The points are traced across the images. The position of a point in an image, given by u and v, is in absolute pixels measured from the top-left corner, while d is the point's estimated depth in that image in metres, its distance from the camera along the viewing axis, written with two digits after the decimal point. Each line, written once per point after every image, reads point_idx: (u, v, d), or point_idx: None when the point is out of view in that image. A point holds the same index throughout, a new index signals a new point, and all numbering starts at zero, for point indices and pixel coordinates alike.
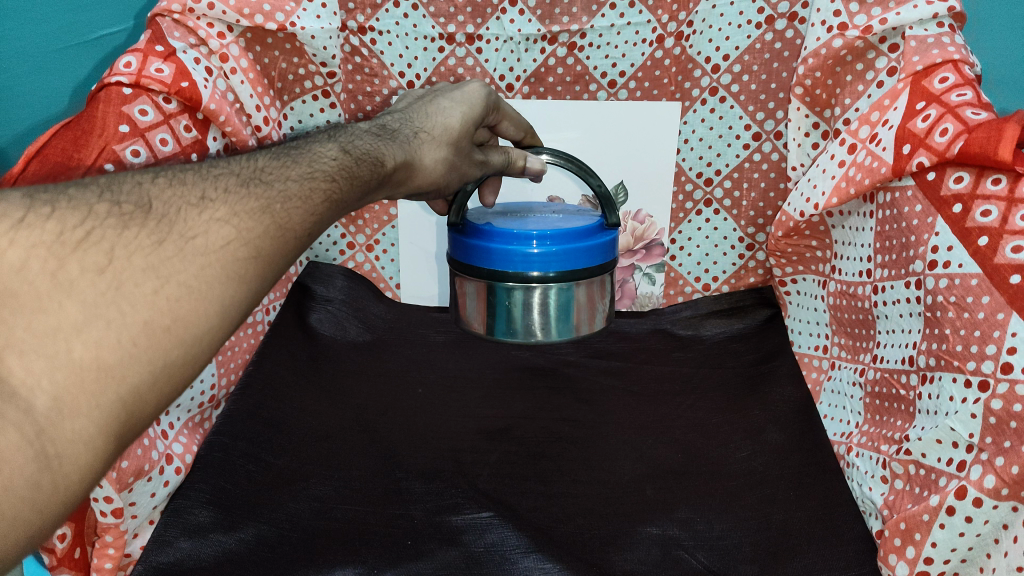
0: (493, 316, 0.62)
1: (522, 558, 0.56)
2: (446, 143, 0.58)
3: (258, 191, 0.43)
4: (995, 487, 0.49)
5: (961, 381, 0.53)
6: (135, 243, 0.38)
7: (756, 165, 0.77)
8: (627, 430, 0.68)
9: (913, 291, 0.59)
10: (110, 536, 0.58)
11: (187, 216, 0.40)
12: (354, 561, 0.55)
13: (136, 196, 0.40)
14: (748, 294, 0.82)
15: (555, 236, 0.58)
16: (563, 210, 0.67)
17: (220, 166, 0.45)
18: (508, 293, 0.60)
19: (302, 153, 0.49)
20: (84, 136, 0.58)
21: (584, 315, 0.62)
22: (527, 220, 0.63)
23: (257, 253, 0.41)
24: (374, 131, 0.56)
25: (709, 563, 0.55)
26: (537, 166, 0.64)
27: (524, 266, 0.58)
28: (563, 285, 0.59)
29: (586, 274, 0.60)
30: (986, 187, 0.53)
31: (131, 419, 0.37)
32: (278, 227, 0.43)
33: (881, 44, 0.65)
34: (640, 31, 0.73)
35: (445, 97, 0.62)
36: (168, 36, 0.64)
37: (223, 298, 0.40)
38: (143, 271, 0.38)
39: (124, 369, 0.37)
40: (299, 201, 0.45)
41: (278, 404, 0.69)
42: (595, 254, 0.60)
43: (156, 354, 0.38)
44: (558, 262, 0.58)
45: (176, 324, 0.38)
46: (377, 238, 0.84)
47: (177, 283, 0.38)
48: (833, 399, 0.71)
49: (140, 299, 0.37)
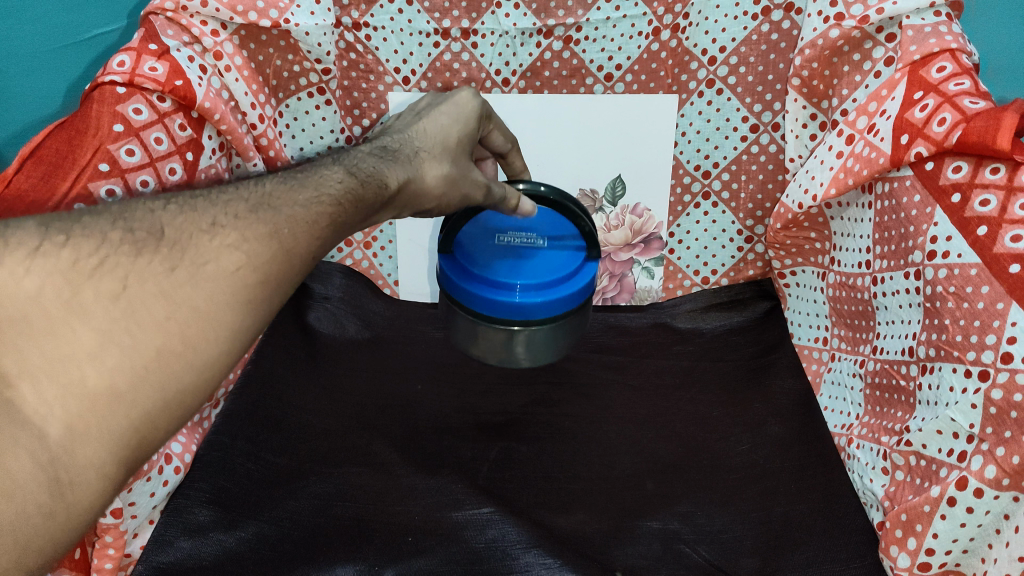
0: (490, 350, 0.65)
1: (522, 554, 0.58)
2: (451, 161, 0.57)
3: (268, 216, 0.43)
4: (995, 477, 0.49)
5: (961, 371, 0.52)
6: (147, 270, 0.39)
7: (753, 158, 0.77)
8: (627, 424, 0.69)
9: (912, 281, 0.59)
10: (109, 536, 0.56)
11: (198, 242, 0.40)
12: (355, 559, 0.57)
13: (149, 222, 0.41)
14: (748, 287, 0.82)
15: (540, 281, 0.60)
16: (545, 225, 0.66)
17: (228, 191, 0.44)
18: (510, 338, 0.63)
19: (308, 177, 0.48)
20: (78, 137, 0.58)
21: (562, 337, 0.65)
22: (514, 254, 0.63)
23: (267, 280, 0.41)
24: (377, 152, 0.55)
25: (710, 556, 0.58)
26: (528, 207, 0.62)
27: (514, 318, 0.60)
28: (546, 325, 0.62)
29: (570, 313, 0.63)
30: (985, 176, 0.53)
31: (144, 440, 0.38)
32: (286, 252, 0.42)
33: (877, 34, 0.64)
34: (636, 23, 0.73)
35: (442, 110, 0.60)
36: (161, 35, 0.63)
37: (233, 324, 0.40)
38: (155, 297, 0.38)
39: (137, 394, 0.38)
40: (307, 225, 0.44)
41: (278, 401, 0.69)
42: (577, 296, 0.62)
43: (167, 380, 0.38)
44: (542, 312, 0.60)
45: (188, 350, 0.39)
46: (374, 236, 0.82)
47: (188, 309, 0.39)
48: (834, 390, 0.70)
49: (151, 326, 0.38)
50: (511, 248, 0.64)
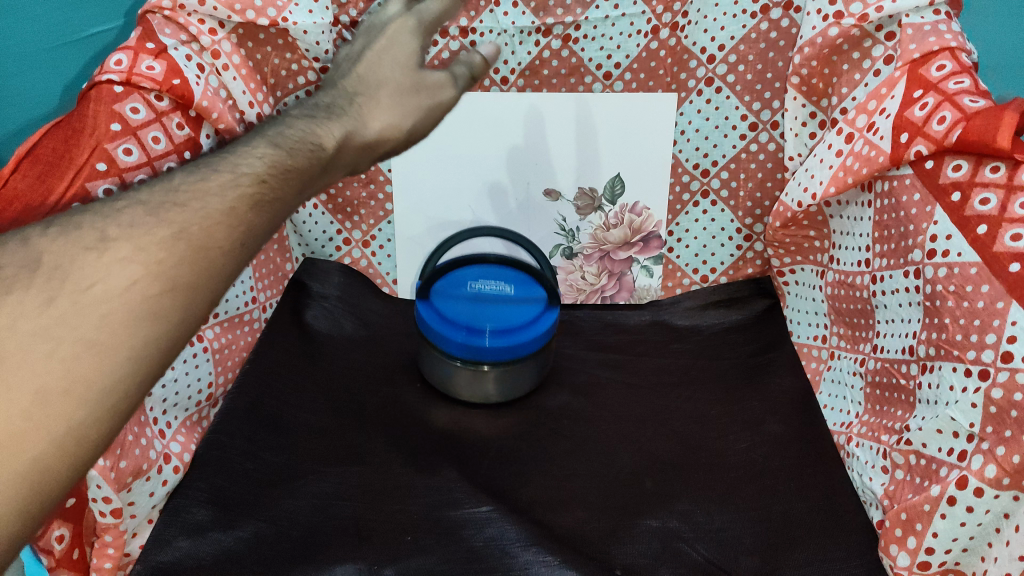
0: (469, 390, 0.69)
1: (522, 552, 0.57)
2: (382, 105, 0.59)
3: (170, 217, 0.45)
4: (995, 477, 0.49)
5: (961, 370, 0.52)
6: (21, 307, 0.38)
7: (752, 156, 0.77)
8: (626, 422, 0.69)
9: (911, 280, 0.59)
10: (108, 536, 0.55)
11: (82, 263, 0.41)
12: (355, 558, 0.56)
13: (21, 255, 0.41)
14: (746, 285, 0.83)
15: (497, 351, 0.66)
16: (511, 284, 0.74)
17: (128, 198, 0.46)
18: (479, 373, 0.68)
19: (219, 164, 0.50)
20: (74, 136, 0.57)
21: (532, 370, 0.70)
22: (479, 309, 0.70)
23: (171, 286, 0.43)
24: (304, 116, 0.57)
25: (710, 555, 0.57)
26: (488, 51, 0.64)
27: (476, 355, 0.67)
28: (499, 370, 0.68)
29: (530, 358, 0.68)
30: (985, 175, 0.53)
31: (42, 486, 0.37)
32: (195, 249, 0.44)
33: (877, 32, 0.64)
34: (635, 21, 0.73)
35: (373, 47, 0.61)
36: (158, 33, 0.63)
37: (130, 344, 0.41)
38: (32, 335, 0.38)
39: (22, 442, 0.36)
40: (218, 216, 0.46)
41: (277, 401, 0.69)
42: (535, 341, 0.68)
43: (59, 418, 0.37)
44: (501, 352, 0.67)
45: (72, 386, 0.38)
46: (372, 235, 0.83)
47: (72, 341, 0.39)
48: (833, 389, 0.70)
49: (28, 367, 0.37)
50: (476, 299, 0.72)
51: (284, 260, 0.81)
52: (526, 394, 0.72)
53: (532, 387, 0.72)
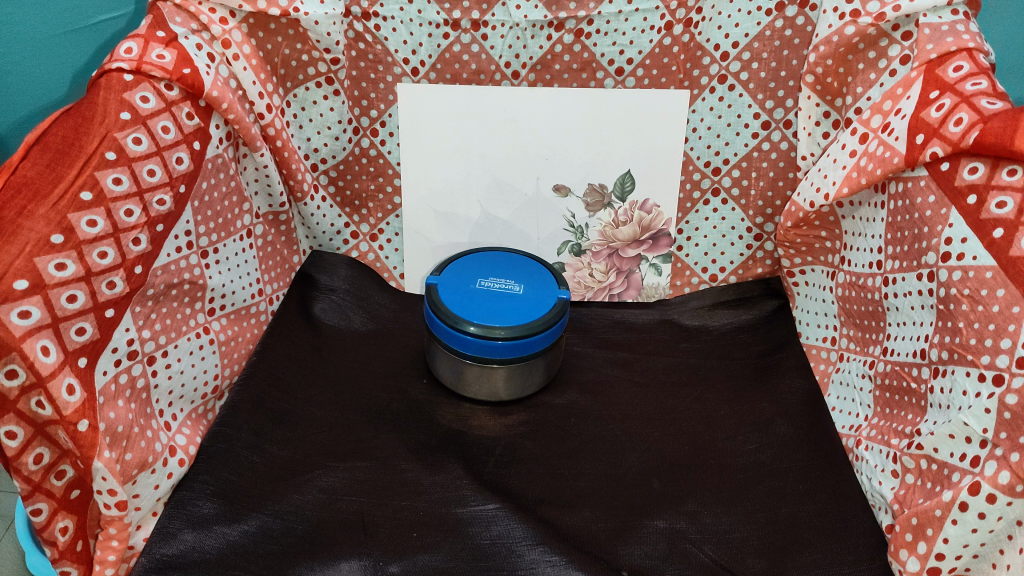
0: (478, 385, 0.69)
1: (528, 550, 0.56)
2: None
3: None
4: (1009, 484, 0.48)
5: (975, 375, 0.52)
6: None
7: (764, 155, 0.77)
8: (634, 421, 0.69)
9: (925, 283, 0.58)
10: (113, 528, 0.55)
11: None
12: (360, 554, 0.56)
13: None
14: (755, 286, 0.82)
15: (504, 348, 0.66)
16: (523, 282, 0.73)
17: None
18: (487, 370, 0.68)
19: None
20: (84, 124, 0.55)
21: (541, 366, 0.70)
22: (491, 303, 0.70)
23: None
24: None
25: (717, 557, 0.56)
26: None
27: (483, 351, 0.67)
28: (508, 368, 0.68)
29: (537, 356, 0.68)
30: (1000, 177, 0.52)
31: None
32: None
33: (893, 31, 0.64)
34: (648, 17, 0.72)
35: None
36: (169, 22, 0.63)
37: None
38: None
39: None
40: None
41: (282, 395, 0.69)
42: (543, 340, 0.68)
43: None
44: (508, 350, 0.66)
45: None
46: (380, 229, 0.84)
47: None
48: (842, 391, 0.70)
49: None
50: (488, 295, 0.71)
51: (291, 252, 0.81)
52: (535, 391, 0.71)
53: (542, 383, 0.71)
